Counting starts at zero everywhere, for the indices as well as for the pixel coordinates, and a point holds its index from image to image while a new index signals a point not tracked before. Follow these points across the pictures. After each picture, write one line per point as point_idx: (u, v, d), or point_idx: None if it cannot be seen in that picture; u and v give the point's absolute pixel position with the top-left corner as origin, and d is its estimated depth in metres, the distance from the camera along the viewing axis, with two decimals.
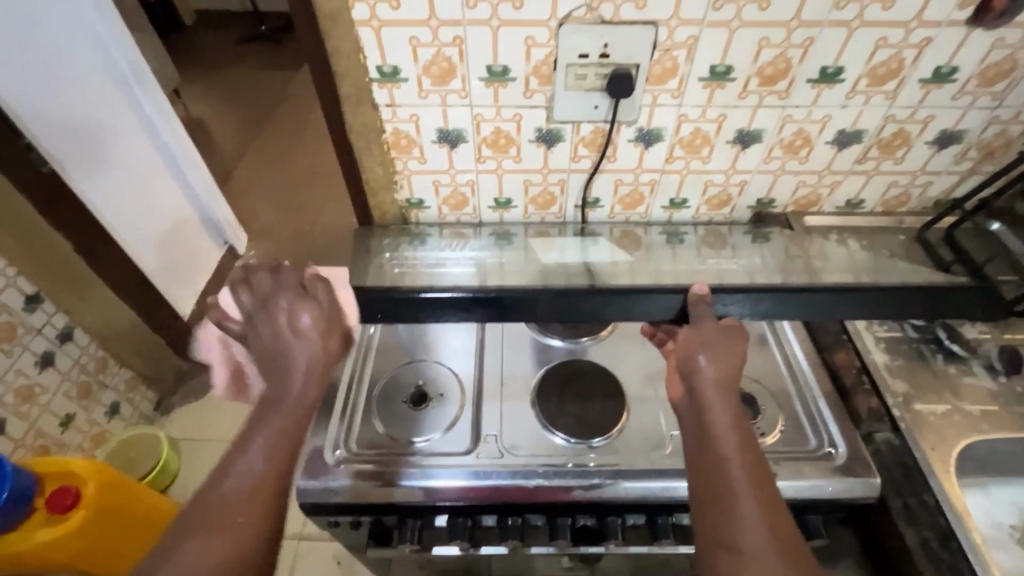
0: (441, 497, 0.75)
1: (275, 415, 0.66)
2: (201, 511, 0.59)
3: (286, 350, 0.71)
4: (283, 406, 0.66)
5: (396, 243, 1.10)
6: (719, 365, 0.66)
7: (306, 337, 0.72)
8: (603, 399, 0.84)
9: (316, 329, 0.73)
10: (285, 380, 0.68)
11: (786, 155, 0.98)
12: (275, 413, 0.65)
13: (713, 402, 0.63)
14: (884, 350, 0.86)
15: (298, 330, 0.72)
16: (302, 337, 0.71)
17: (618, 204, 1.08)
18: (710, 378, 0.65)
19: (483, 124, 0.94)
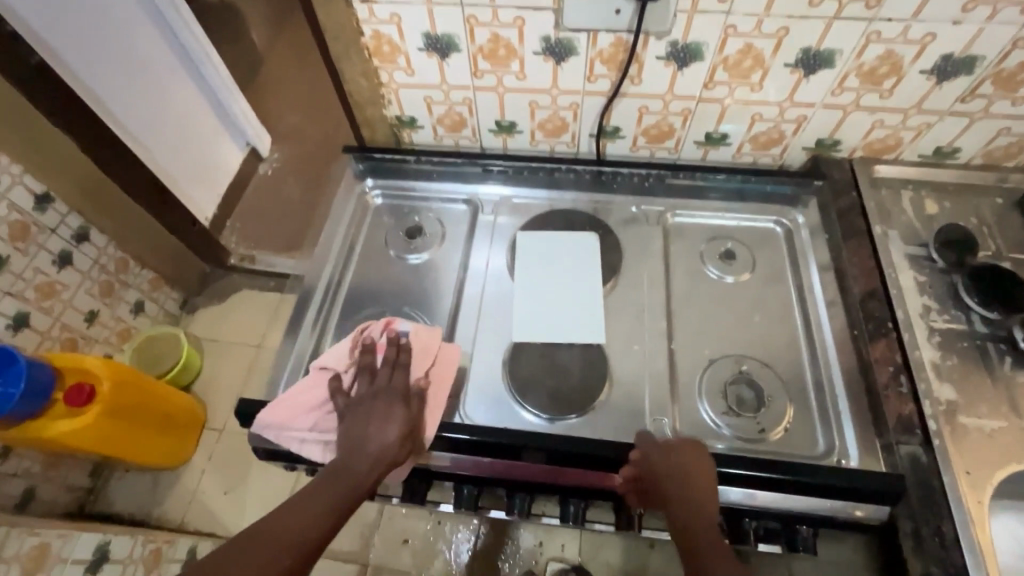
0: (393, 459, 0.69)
1: (333, 483, 0.61)
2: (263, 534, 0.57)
3: (363, 451, 0.62)
4: (348, 473, 0.61)
5: (380, 165, 0.96)
6: (694, 457, 0.63)
7: (393, 444, 0.63)
8: (581, 369, 0.73)
9: (393, 429, 0.63)
10: (355, 460, 0.62)
11: (864, 86, 0.76)
12: (342, 492, 0.60)
13: (671, 478, 0.61)
14: (936, 345, 0.72)
15: (376, 427, 0.63)
16: (378, 436, 0.63)
17: (642, 136, 0.90)
18: (660, 454, 0.63)
19: (478, 30, 0.77)
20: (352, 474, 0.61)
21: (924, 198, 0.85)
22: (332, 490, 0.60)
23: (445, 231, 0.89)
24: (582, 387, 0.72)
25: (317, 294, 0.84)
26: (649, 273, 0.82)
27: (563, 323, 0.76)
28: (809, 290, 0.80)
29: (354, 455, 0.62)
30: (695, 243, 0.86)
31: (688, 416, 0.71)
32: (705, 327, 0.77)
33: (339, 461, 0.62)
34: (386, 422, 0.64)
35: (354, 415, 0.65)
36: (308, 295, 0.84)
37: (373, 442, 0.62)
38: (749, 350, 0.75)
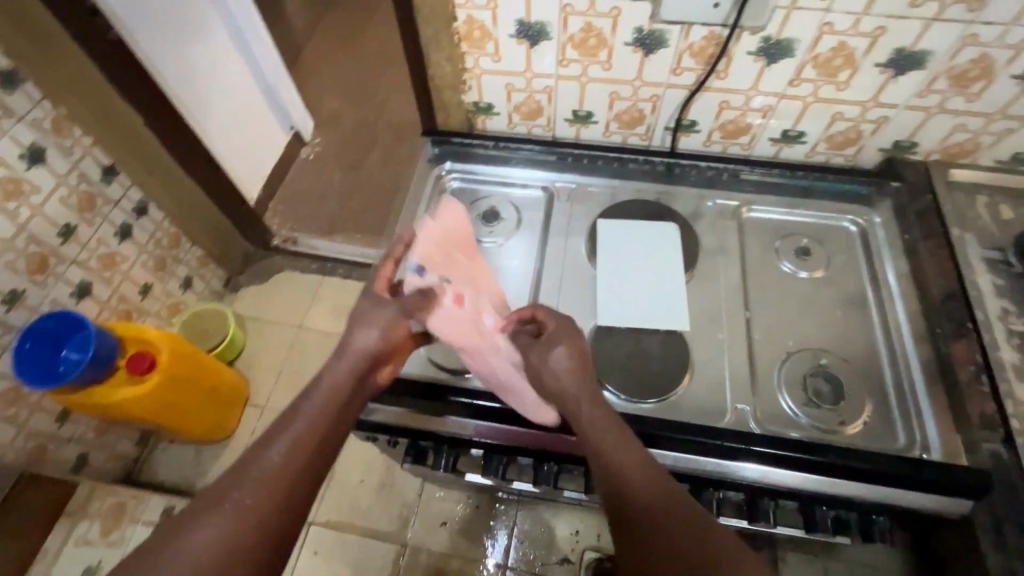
0: (477, 433, 0.72)
1: (270, 435, 0.60)
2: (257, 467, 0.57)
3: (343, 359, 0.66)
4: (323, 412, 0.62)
5: (456, 149, 0.98)
6: (570, 358, 0.66)
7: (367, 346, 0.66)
8: (663, 353, 0.75)
9: (369, 348, 0.66)
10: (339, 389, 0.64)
11: (952, 88, 0.77)
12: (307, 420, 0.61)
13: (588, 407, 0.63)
14: (1016, 348, 0.72)
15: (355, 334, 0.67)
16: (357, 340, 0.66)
17: (718, 131, 0.92)
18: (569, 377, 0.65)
19: (571, 18, 0.78)
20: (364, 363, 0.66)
21: (999, 204, 0.86)
22: (320, 408, 0.62)
23: (521, 216, 0.91)
24: (663, 375, 0.73)
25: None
26: (725, 266, 0.83)
27: (646, 309, 0.77)
28: (885, 289, 0.81)
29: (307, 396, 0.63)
30: (770, 238, 0.87)
31: (770, 405, 0.72)
32: (783, 321, 0.79)
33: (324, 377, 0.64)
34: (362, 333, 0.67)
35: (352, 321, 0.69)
36: None
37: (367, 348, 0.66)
38: (826, 345, 0.77)
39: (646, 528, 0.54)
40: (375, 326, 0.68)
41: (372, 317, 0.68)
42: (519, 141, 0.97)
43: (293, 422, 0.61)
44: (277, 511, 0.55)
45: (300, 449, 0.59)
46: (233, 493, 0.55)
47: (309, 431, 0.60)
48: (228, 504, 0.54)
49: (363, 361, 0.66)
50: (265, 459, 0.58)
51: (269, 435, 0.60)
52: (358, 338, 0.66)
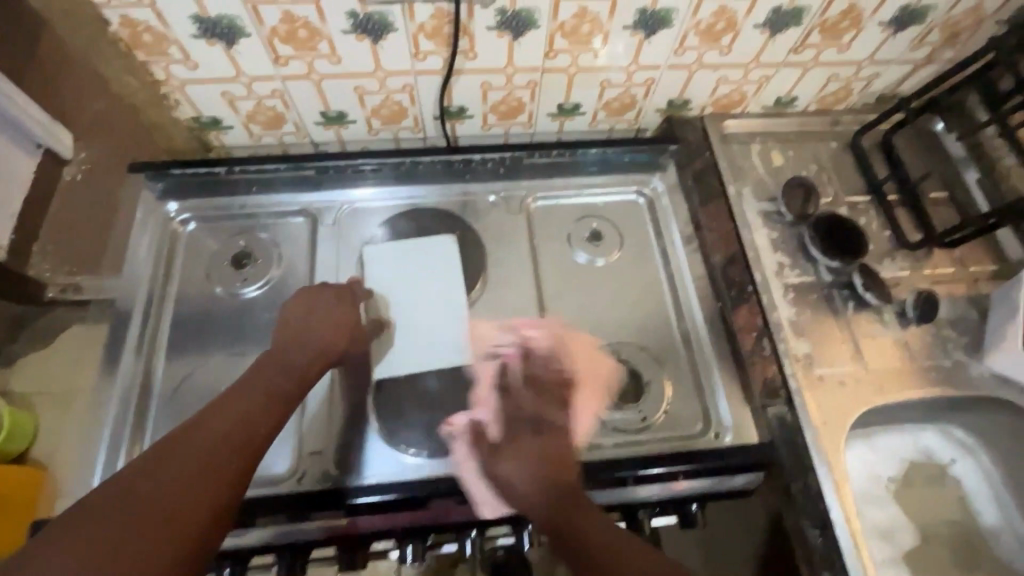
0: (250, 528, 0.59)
1: (223, 402, 0.55)
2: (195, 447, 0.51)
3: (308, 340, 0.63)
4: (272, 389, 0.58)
5: (182, 182, 0.76)
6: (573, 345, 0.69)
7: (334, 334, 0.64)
8: (455, 389, 0.67)
9: (315, 342, 0.63)
10: (293, 363, 0.61)
11: (704, 43, 0.73)
12: (259, 393, 0.57)
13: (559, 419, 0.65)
14: (792, 302, 0.74)
15: (318, 318, 0.65)
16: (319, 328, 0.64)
17: (491, 113, 0.82)
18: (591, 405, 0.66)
19: (263, 9, 0.62)
20: (314, 355, 0.63)
21: (771, 150, 0.86)
22: (271, 378, 0.59)
23: (278, 252, 0.76)
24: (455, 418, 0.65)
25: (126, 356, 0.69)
26: (516, 271, 0.76)
27: (427, 340, 0.69)
28: (676, 261, 0.79)
29: (265, 372, 0.60)
30: (562, 226, 0.81)
31: (571, 420, 0.68)
32: (581, 319, 0.74)
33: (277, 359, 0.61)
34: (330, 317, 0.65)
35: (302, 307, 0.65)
36: (114, 360, 0.69)
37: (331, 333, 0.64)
38: (626, 335, 0.73)
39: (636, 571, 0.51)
40: (328, 317, 0.65)
41: (327, 312, 0.66)
42: (261, 160, 0.78)
43: (247, 393, 0.57)
44: (220, 477, 0.50)
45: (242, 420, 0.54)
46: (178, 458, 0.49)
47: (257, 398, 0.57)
48: (185, 454, 0.50)
49: (314, 362, 0.62)
50: (220, 418, 0.54)
51: (228, 399, 0.56)
52: (307, 330, 0.64)
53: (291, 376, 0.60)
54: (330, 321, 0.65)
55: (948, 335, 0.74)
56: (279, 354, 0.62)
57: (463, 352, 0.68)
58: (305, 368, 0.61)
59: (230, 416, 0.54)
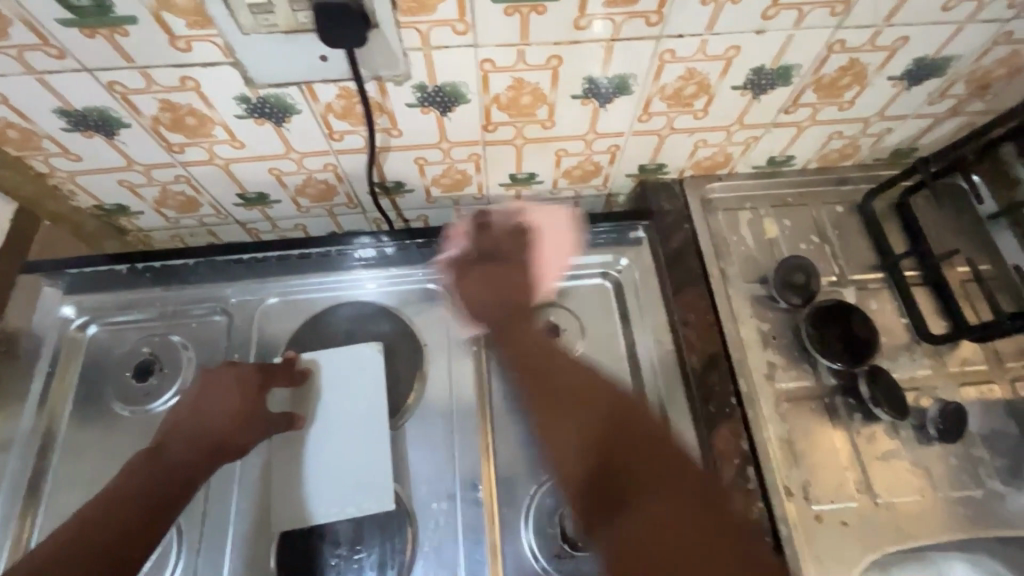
0: None
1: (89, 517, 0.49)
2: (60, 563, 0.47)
3: (202, 422, 0.56)
4: (162, 480, 0.52)
5: (86, 279, 0.69)
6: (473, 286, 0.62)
7: (238, 416, 0.57)
8: (375, 535, 0.57)
9: (204, 433, 0.56)
10: (184, 446, 0.55)
11: (673, 108, 0.61)
12: (131, 500, 0.51)
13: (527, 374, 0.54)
14: (784, 414, 0.62)
15: (221, 398, 0.58)
16: (216, 408, 0.57)
17: (434, 186, 0.71)
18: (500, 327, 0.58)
19: (136, 99, 0.53)
20: (201, 450, 0.55)
21: (764, 218, 0.74)
22: (144, 480, 0.52)
23: (187, 357, 0.67)
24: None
25: (6, 485, 0.61)
26: (455, 378, 0.66)
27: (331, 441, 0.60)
28: (646, 365, 0.66)
29: (140, 472, 0.52)
30: None
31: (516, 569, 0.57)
32: (531, 436, 0.63)
33: (166, 441, 0.55)
34: (232, 396, 0.58)
35: (206, 382, 0.59)
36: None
37: (231, 408, 0.57)
38: None
39: (628, 433, 0.47)
40: (220, 405, 0.57)
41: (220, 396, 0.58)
42: (166, 254, 0.70)
43: (117, 500, 0.51)
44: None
45: (109, 536, 0.49)
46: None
47: (125, 506, 0.50)
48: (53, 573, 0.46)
49: (199, 454, 0.54)
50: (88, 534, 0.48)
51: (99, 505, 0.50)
52: (198, 419, 0.56)
53: (173, 477, 0.53)
54: (222, 412, 0.57)
55: (980, 456, 0.60)
56: (162, 449, 0.54)
57: (386, 488, 0.58)
58: (188, 467, 0.54)
59: (95, 537, 0.48)
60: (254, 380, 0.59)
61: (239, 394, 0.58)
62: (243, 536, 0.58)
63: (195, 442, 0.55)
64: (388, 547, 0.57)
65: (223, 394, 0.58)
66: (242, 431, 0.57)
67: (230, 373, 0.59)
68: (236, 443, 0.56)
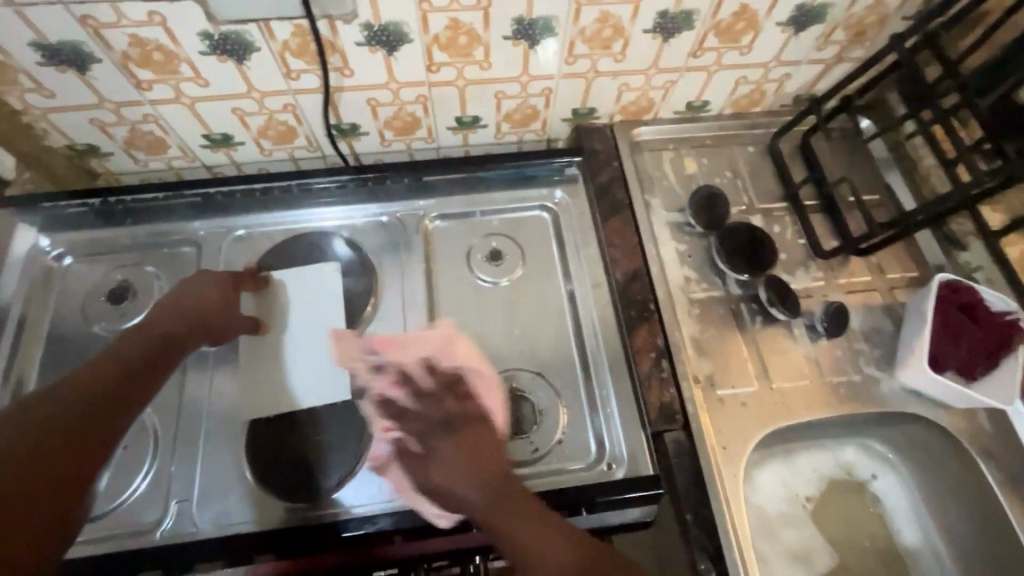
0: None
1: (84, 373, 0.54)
2: (68, 388, 0.52)
3: (190, 306, 0.62)
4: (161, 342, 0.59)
5: (56, 216, 0.73)
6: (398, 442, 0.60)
7: (221, 305, 0.64)
8: (334, 426, 0.64)
9: (194, 313, 0.62)
10: (175, 322, 0.61)
11: (595, 51, 0.70)
12: (128, 362, 0.56)
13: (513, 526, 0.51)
14: (696, 318, 0.71)
15: (205, 288, 0.64)
16: (202, 294, 0.64)
17: (386, 129, 0.78)
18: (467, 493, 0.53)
19: (107, 33, 0.58)
20: (192, 325, 0.62)
21: (684, 158, 0.83)
22: (143, 340, 0.58)
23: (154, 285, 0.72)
24: (337, 459, 0.63)
25: None
26: (408, 297, 0.73)
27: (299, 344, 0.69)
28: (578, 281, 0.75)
29: (136, 340, 0.58)
30: (462, 244, 0.77)
31: None
32: (474, 344, 0.71)
33: (154, 319, 0.61)
34: (213, 288, 0.64)
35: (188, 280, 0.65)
36: None
37: (215, 300, 0.64)
38: (523, 362, 0.70)
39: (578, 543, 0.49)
40: (205, 295, 0.64)
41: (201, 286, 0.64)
42: (136, 190, 0.74)
43: (117, 355, 0.56)
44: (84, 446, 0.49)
45: (112, 375, 0.54)
46: (10, 425, 0.48)
47: (134, 352, 0.57)
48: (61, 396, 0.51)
49: (190, 329, 0.62)
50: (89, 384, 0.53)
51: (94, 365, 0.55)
52: (182, 301, 0.62)
53: (169, 339, 0.60)
54: (206, 297, 0.64)
55: (860, 349, 0.71)
56: (152, 322, 0.60)
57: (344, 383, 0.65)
58: (179, 336, 0.60)
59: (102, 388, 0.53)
60: (232, 278, 0.67)
61: (221, 286, 0.65)
62: (215, 430, 0.64)
63: (185, 321, 0.61)
64: (345, 434, 0.64)
65: (205, 283, 0.65)
66: (223, 319, 0.64)
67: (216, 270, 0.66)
68: (219, 329, 0.64)
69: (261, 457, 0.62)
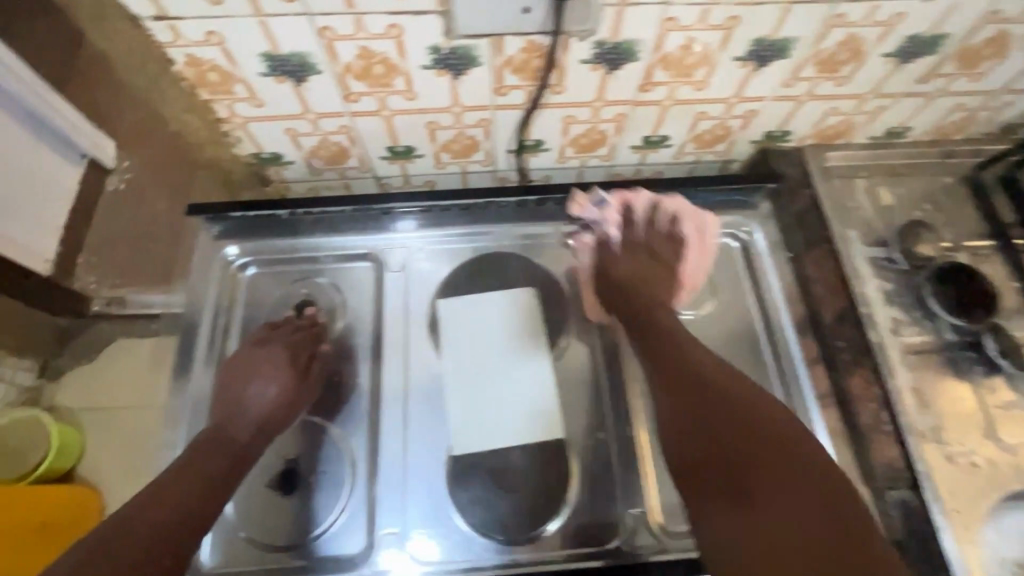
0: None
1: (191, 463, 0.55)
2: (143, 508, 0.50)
3: (242, 410, 0.61)
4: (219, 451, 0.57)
5: (243, 225, 0.72)
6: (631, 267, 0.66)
7: (274, 402, 0.61)
8: (541, 463, 0.62)
9: (288, 390, 0.62)
10: (229, 425, 0.59)
11: (821, 74, 0.65)
12: (228, 449, 0.58)
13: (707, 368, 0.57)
14: (911, 366, 0.66)
15: (252, 384, 0.62)
16: (256, 393, 0.62)
17: (569, 146, 0.75)
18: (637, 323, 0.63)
19: (338, 45, 0.56)
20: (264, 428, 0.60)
21: (878, 186, 0.78)
22: (209, 452, 0.57)
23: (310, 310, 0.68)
24: (540, 501, 0.61)
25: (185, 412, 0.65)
26: (595, 325, 0.70)
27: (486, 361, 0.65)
28: None
29: (236, 425, 0.59)
30: None
31: (665, 497, 0.62)
32: None
33: (218, 424, 0.60)
34: (265, 386, 0.62)
35: (236, 371, 0.63)
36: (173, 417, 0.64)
37: (254, 398, 0.61)
38: None
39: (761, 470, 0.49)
40: (267, 391, 0.62)
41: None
42: (325, 202, 0.72)
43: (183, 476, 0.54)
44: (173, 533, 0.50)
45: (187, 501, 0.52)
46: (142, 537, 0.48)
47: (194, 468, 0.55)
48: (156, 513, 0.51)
49: (258, 435, 0.60)
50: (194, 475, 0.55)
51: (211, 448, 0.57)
52: (229, 398, 0.61)
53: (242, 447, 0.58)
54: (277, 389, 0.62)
55: None
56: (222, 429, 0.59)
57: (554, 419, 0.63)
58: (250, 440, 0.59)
59: (191, 478, 0.54)
60: (279, 364, 0.63)
61: (272, 377, 0.62)
62: (420, 461, 0.63)
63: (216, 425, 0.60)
64: (555, 474, 0.62)
65: (257, 378, 0.62)
66: (288, 413, 0.62)
67: (262, 355, 0.64)
68: (278, 425, 0.62)
69: (472, 493, 0.61)
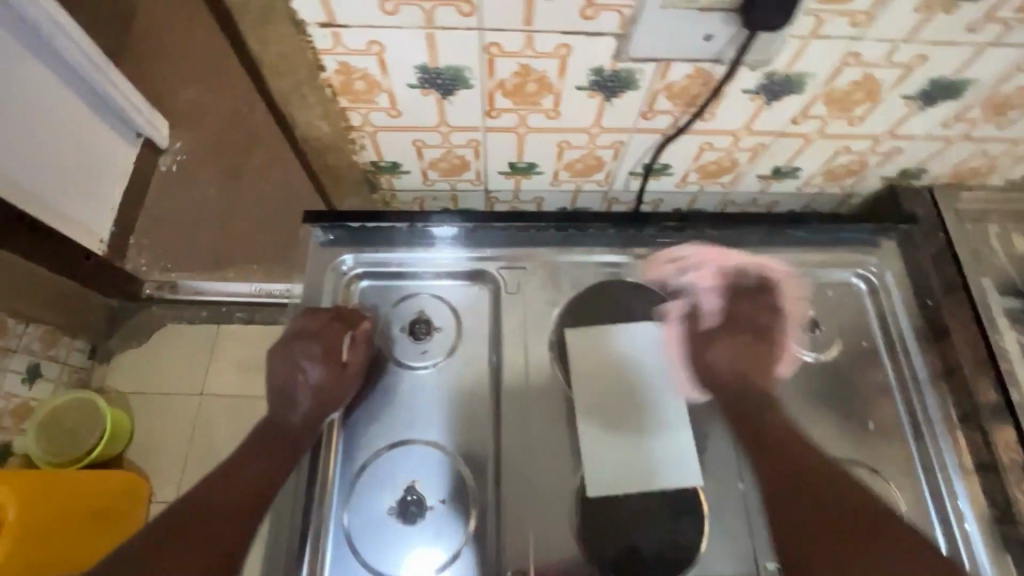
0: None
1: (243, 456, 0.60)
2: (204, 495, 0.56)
3: (289, 395, 0.62)
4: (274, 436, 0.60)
5: (359, 234, 0.71)
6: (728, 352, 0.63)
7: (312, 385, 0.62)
8: (674, 508, 0.60)
9: (326, 387, 0.62)
10: (283, 409, 0.62)
11: (985, 117, 0.61)
12: (277, 443, 0.60)
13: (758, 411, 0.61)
14: None
15: (302, 364, 0.62)
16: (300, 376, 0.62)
17: (695, 172, 0.72)
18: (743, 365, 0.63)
19: (499, 62, 0.52)
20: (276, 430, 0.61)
21: (1010, 232, 0.74)
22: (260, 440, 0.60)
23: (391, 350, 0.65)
24: (672, 555, 0.58)
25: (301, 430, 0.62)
26: None
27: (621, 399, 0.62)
28: (909, 368, 0.67)
29: (284, 409, 0.61)
30: None
31: None
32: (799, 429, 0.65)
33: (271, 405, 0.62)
34: (308, 368, 0.62)
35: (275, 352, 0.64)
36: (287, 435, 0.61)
37: (304, 381, 0.62)
38: (857, 454, 0.64)
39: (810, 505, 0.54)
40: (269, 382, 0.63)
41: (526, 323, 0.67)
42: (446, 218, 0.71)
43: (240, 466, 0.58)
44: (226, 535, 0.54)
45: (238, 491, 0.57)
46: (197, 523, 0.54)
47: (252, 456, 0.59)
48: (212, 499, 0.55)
49: (305, 423, 0.61)
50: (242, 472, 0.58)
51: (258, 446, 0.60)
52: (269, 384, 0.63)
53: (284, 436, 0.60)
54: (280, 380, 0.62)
55: None
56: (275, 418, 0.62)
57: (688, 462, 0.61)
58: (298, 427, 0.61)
59: (245, 465, 0.58)
60: (321, 348, 0.63)
61: (294, 363, 0.62)
62: (547, 498, 0.61)
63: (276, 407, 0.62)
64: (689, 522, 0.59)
65: (305, 359, 0.63)
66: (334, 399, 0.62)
67: (312, 335, 0.64)
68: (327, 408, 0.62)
69: (602, 536, 0.59)
